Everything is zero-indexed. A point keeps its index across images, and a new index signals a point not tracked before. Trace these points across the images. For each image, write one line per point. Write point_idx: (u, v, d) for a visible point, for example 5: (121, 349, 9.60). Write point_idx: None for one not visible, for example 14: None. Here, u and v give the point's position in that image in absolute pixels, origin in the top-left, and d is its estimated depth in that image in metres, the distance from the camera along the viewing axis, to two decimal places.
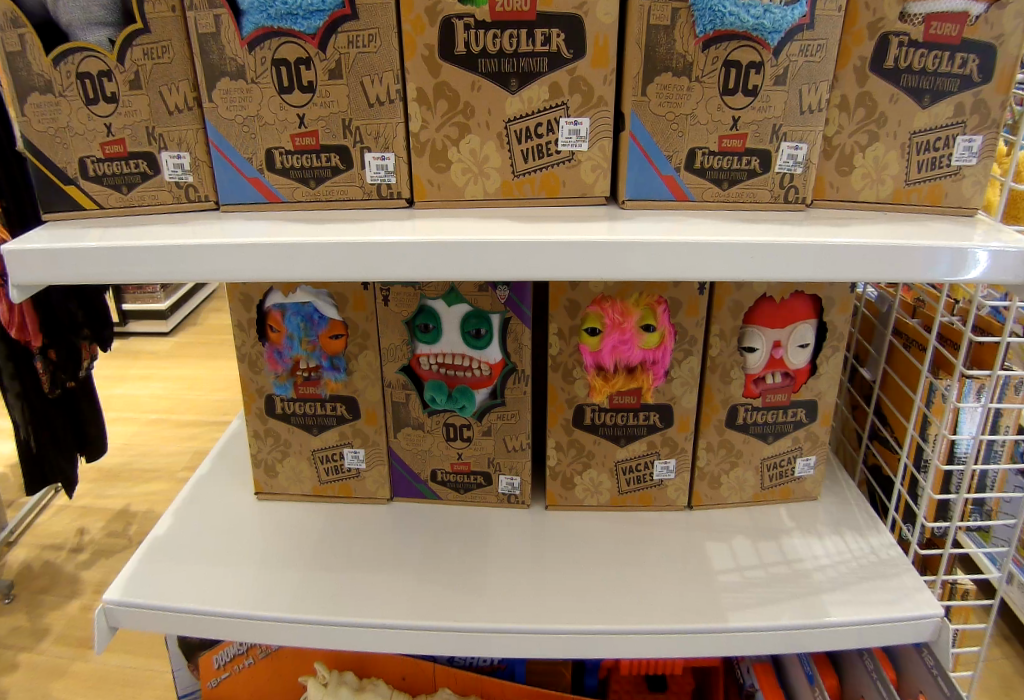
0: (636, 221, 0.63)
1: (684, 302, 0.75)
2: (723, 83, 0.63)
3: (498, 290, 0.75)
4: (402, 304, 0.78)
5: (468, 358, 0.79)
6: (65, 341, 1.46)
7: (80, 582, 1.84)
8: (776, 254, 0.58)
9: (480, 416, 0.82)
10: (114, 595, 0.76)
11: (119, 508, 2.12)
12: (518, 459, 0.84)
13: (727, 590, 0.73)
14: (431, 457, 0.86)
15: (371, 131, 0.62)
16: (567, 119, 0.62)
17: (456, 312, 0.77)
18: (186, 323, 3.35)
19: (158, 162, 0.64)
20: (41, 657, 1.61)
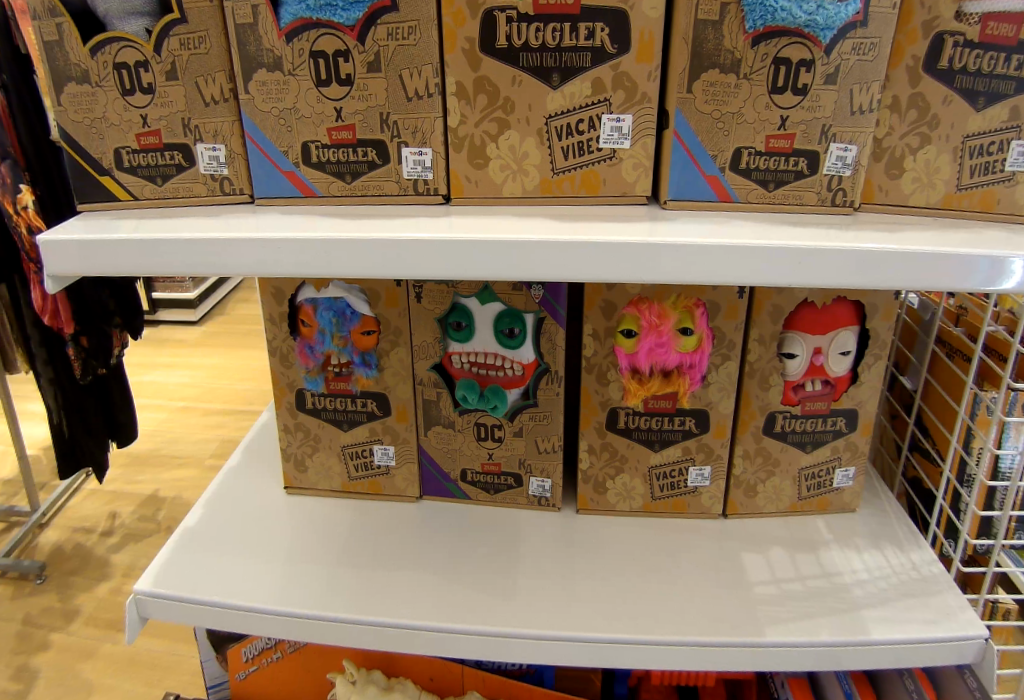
0: (679, 222, 0.61)
1: (724, 305, 0.73)
2: (773, 81, 0.61)
3: (533, 290, 0.73)
4: (437, 300, 0.77)
5: (501, 357, 0.78)
6: (96, 329, 1.48)
7: (110, 565, 1.87)
8: (829, 259, 0.55)
9: (512, 416, 0.81)
10: (145, 585, 0.76)
11: (148, 494, 2.14)
12: (549, 462, 0.83)
13: (764, 603, 0.72)
14: (460, 457, 0.85)
15: (408, 126, 0.60)
16: (609, 116, 0.60)
17: (490, 311, 0.76)
18: (215, 312, 3.36)
19: (193, 154, 0.64)
20: (71, 637, 1.64)
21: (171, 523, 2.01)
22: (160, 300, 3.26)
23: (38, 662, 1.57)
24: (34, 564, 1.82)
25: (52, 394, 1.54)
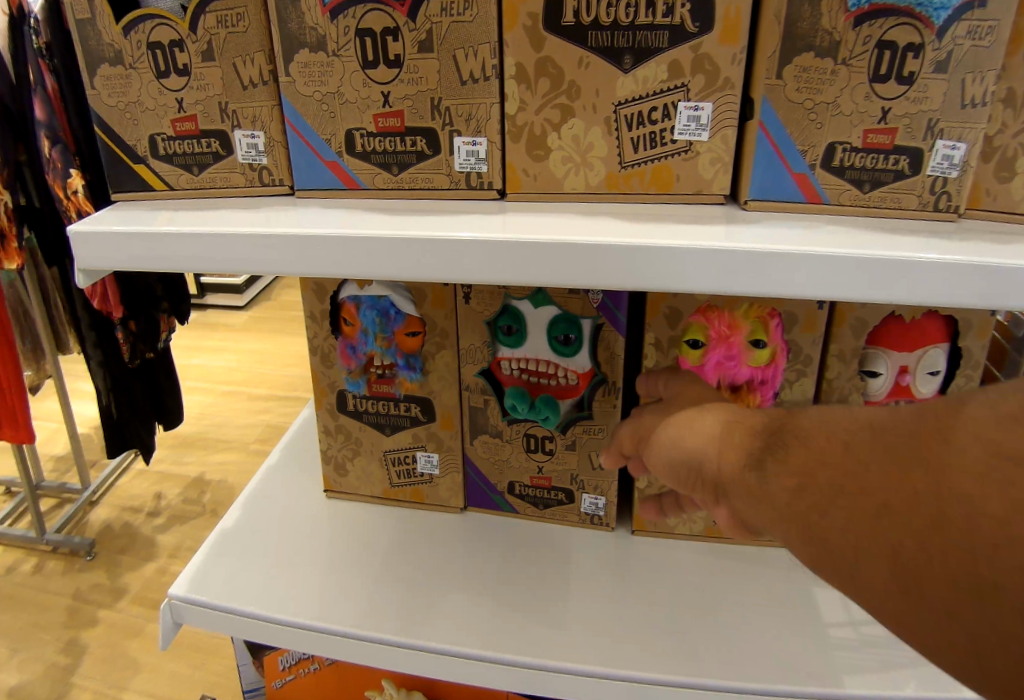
0: (760, 226, 0.54)
1: (801, 318, 0.67)
2: (875, 68, 0.53)
3: (591, 293, 0.68)
4: (485, 303, 0.72)
5: (555, 365, 0.72)
6: (145, 313, 1.45)
7: (156, 545, 1.87)
8: (944, 275, 0.48)
9: (564, 429, 0.75)
10: (180, 590, 0.73)
11: (195, 475, 2.13)
12: (602, 479, 0.77)
13: (841, 648, 0.65)
14: (506, 471, 0.80)
15: (463, 113, 0.55)
16: (686, 103, 0.53)
17: (544, 315, 0.70)
18: (261, 296, 3.36)
19: (231, 142, 0.59)
20: (119, 615, 1.65)
21: (215, 506, 2.00)
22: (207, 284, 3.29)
23: (87, 638, 1.59)
24: (84, 541, 1.83)
25: (101, 376, 1.53)
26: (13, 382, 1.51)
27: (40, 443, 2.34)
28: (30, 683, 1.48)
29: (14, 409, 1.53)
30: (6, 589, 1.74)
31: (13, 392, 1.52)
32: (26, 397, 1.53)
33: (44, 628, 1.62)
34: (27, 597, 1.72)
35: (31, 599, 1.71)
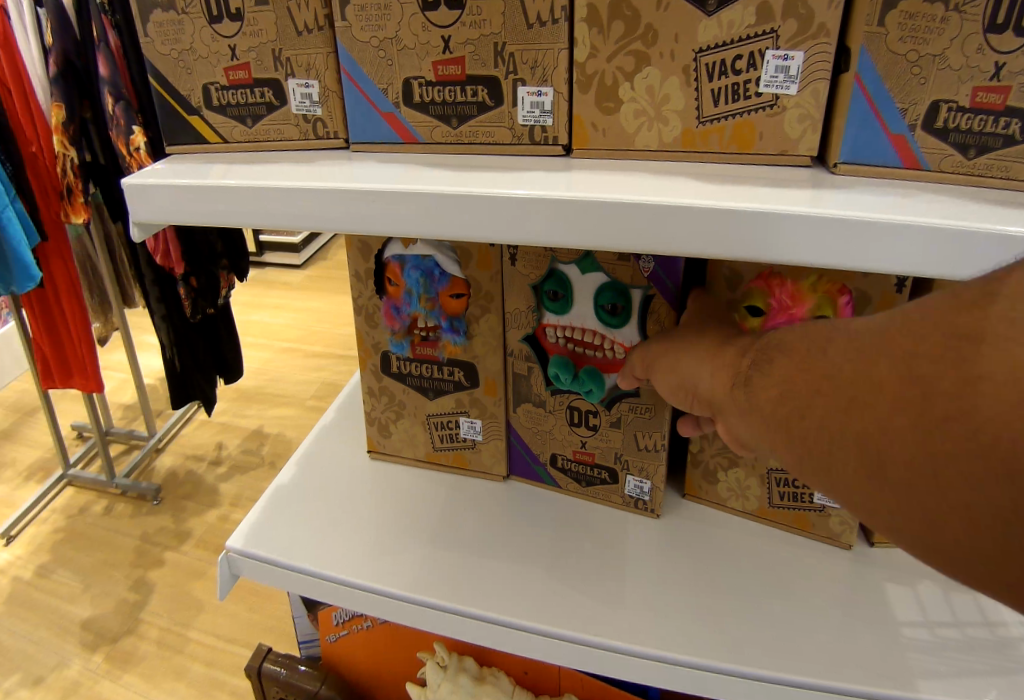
0: (849, 192, 0.49)
1: (876, 298, 0.61)
2: (990, 17, 0.46)
3: (642, 261, 0.64)
4: (532, 266, 0.68)
5: (601, 337, 0.69)
6: (205, 270, 1.65)
7: (218, 493, 1.97)
8: None
9: (610, 405, 0.72)
10: (237, 543, 0.74)
11: (253, 428, 2.22)
12: (649, 460, 0.73)
13: (915, 649, 0.62)
14: (548, 442, 0.78)
15: (528, 59, 0.51)
16: (775, 52, 0.47)
17: (592, 281, 0.67)
18: (318, 255, 3.42)
19: (285, 92, 0.57)
20: (184, 557, 1.76)
21: (273, 458, 2.09)
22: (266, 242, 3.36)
23: (154, 577, 1.70)
24: (151, 486, 1.95)
25: (164, 329, 1.71)
26: (83, 336, 1.85)
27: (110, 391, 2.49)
28: (104, 615, 1.61)
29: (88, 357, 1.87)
30: (80, 527, 1.88)
31: (83, 344, 1.87)
32: (93, 350, 1.89)
33: (117, 565, 1.75)
34: (100, 536, 1.85)
35: (104, 537, 1.84)
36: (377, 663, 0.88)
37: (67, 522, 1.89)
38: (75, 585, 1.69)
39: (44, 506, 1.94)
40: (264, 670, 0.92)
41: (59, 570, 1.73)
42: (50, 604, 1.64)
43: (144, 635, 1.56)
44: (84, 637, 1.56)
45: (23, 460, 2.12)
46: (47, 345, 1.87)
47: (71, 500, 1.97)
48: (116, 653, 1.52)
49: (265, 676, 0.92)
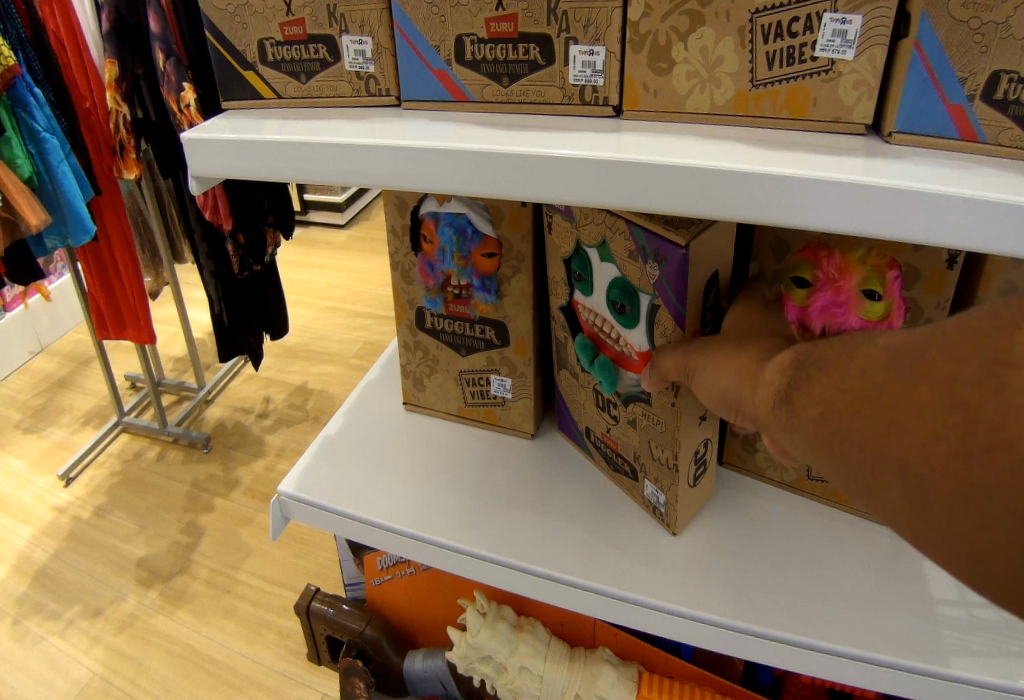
0: (902, 162, 0.48)
1: (926, 275, 0.62)
2: None
3: (649, 266, 0.60)
4: (562, 239, 0.69)
5: (615, 331, 0.68)
6: (253, 228, 1.82)
7: (264, 443, 2.19)
8: None
9: (626, 402, 0.70)
10: (288, 487, 0.78)
11: (299, 383, 2.42)
12: (661, 473, 0.69)
13: (949, 627, 0.62)
14: (582, 414, 0.79)
15: (581, 18, 0.52)
16: (833, 15, 0.47)
17: (607, 272, 0.65)
18: (360, 216, 3.50)
19: (338, 48, 0.59)
20: (233, 503, 1.97)
21: (317, 413, 2.28)
22: (311, 200, 3.42)
23: (204, 521, 1.92)
24: (201, 435, 2.18)
25: (214, 286, 1.89)
26: (135, 290, 2.00)
27: (164, 344, 2.72)
28: (156, 555, 1.83)
29: (140, 312, 2.04)
30: (135, 471, 2.13)
31: (135, 297, 2.01)
32: (145, 304, 2.04)
33: (168, 509, 1.98)
34: (153, 481, 2.09)
35: (157, 482, 2.08)
36: (418, 609, 0.92)
37: (123, 467, 2.15)
38: (131, 526, 1.93)
39: (102, 449, 2.21)
40: (313, 609, 0.96)
41: (115, 511, 1.98)
42: (109, 542, 1.88)
43: (194, 575, 1.77)
44: (140, 574, 1.79)
45: (84, 406, 2.41)
46: (103, 299, 2.04)
47: (127, 443, 2.25)
48: (169, 590, 1.74)
49: (314, 615, 0.96)
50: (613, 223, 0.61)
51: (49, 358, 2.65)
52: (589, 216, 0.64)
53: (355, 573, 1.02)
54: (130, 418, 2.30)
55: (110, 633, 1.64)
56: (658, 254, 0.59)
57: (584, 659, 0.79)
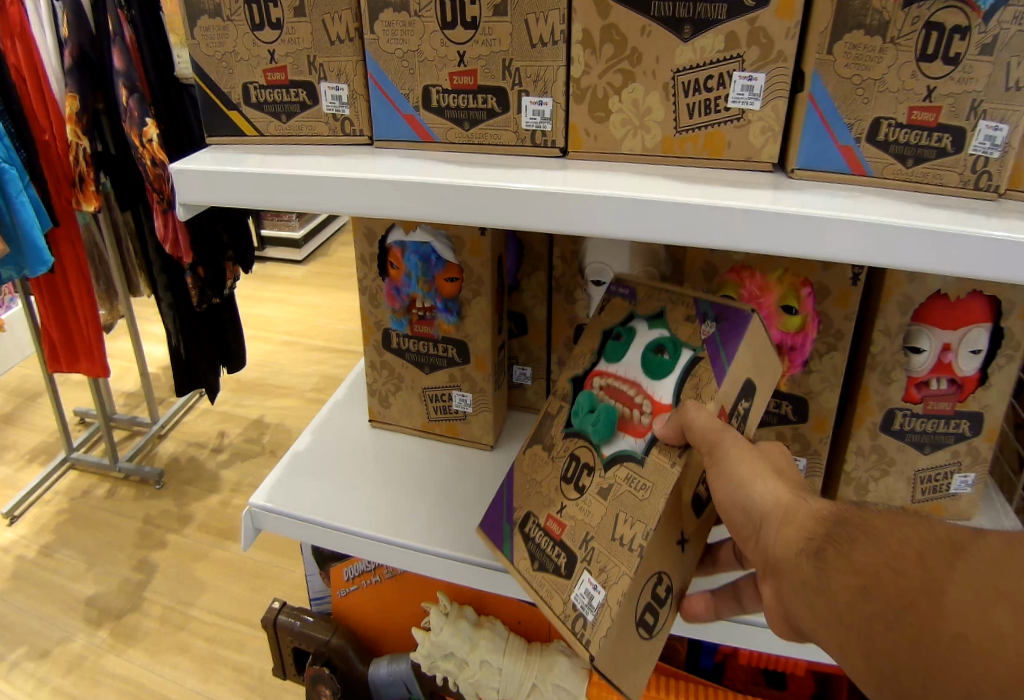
0: (802, 193, 0.57)
1: (834, 290, 0.70)
2: (921, 48, 0.55)
3: (703, 327, 0.63)
4: (605, 315, 0.73)
5: (637, 386, 0.65)
6: (211, 262, 1.84)
7: (219, 479, 2.16)
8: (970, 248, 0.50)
9: (610, 466, 0.64)
10: (260, 499, 0.82)
11: (255, 417, 2.41)
12: (614, 561, 0.60)
13: None
14: (532, 497, 0.69)
15: (531, 74, 0.60)
16: (741, 73, 0.56)
17: (653, 335, 0.65)
18: (318, 253, 3.54)
19: (317, 93, 0.66)
20: (185, 539, 1.93)
21: (274, 446, 2.27)
22: (269, 236, 3.44)
23: (156, 558, 1.88)
24: (154, 471, 2.14)
25: (172, 317, 1.90)
26: (90, 321, 1.97)
27: (115, 379, 2.67)
28: (107, 594, 1.78)
29: (93, 346, 2.01)
30: (84, 508, 2.07)
31: (90, 328, 1.98)
32: (100, 336, 2.01)
33: (118, 547, 1.92)
34: (103, 518, 2.04)
35: (107, 519, 2.03)
36: (384, 616, 0.96)
37: (70, 504, 2.09)
38: (79, 564, 1.87)
39: (49, 487, 2.15)
40: (279, 622, 0.98)
41: (62, 549, 1.92)
42: (55, 581, 1.82)
43: (145, 613, 1.73)
44: (89, 613, 1.73)
45: (28, 443, 2.34)
46: (57, 331, 2.00)
47: (76, 480, 2.19)
48: (120, 629, 1.69)
49: (281, 627, 0.97)
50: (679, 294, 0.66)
51: None
52: (652, 293, 0.68)
53: (320, 588, 1.04)
54: (79, 454, 2.24)
55: (56, 675, 1.58)
56: (719, 316, 0.62)
57: (541, 652, 0.84)
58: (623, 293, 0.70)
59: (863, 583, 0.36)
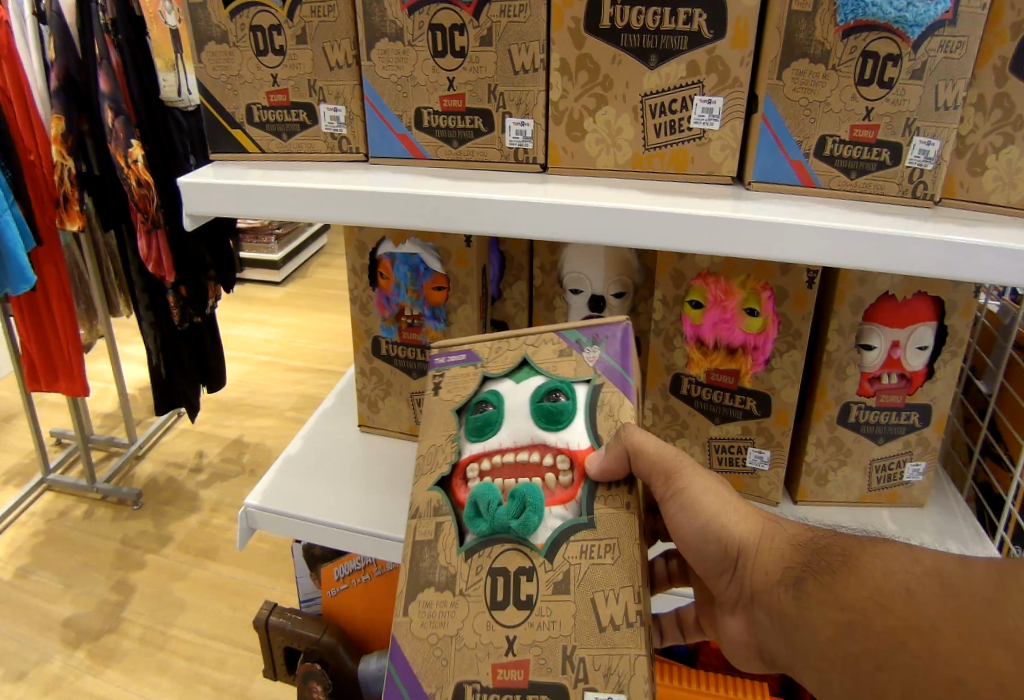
0: (759, 202, 0.64)
1: (792, 292, 0.76)
2: (859, 74, 0.62)
3: (585, 352, 0.65)
4: (458, 387, 0.67)
5: (538, 448, 0.61)
6: (195, 280, 1.87)
7: (199, 499, 2.15)
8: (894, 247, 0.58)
9: (554, 553, 0.57)
10: (255, 500, 0.85)
11: (235, 437, 2.41)
12: (616, 657, 0.54)
13: None
14: (454, 661, 0.56)
15: (514, 98, 0.66)
16: (701, 97, 0.64)
17: (526, 387, 0.64)
18: (296, 275, 3.57)
19: (317, 113, 0.73)
20: (165, 559, 1.92)
21: (254, 466, 2.27)
22: (247, 259, 3.45)
23: (135, 578, 1.86)
24: (132, 491, 2.12)
25: (154, 337, 1.89)
26: (71, 341, 1.97)
27: (92, 400, 2.65)
28: (85, 615, 1.76)
29: (72, 366, 2.01)
30: (60, 529, 2.05)
31: (71, 348, 1.98)
32: (81, 355, 2.01)
33: (96, 568, 1.90)
34: (80, 540, 2.01)
35: (85, 541, 2.01)
36: (373, 615, 1.00)
37: (46, 526, 2.06)
38: (56, 586, 1.85)
39: (24, 509, 2.12)
40: (271, 623, 1.00)
41: (39, 571, 1.89)
42: (31, 603, 1.79)
43: (124, 633, 1.71)
44: (66, 634, 1.71)
45: (2, 465, 2.30)
46: (37, 351, 2.00)
47: (51, 502, 2.16)
48: (98, 649, 1.67)
49: (272, 628, 1.00)
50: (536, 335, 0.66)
51: None
52: (499, 350, 0.67)
53: (309, 591, 1.07)
54: (55, 476, 2.21)
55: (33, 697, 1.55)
56: (596, 339, 0.65)
57: None
58: (459, 360, 0.68)
59: (847, 617, 0.39)
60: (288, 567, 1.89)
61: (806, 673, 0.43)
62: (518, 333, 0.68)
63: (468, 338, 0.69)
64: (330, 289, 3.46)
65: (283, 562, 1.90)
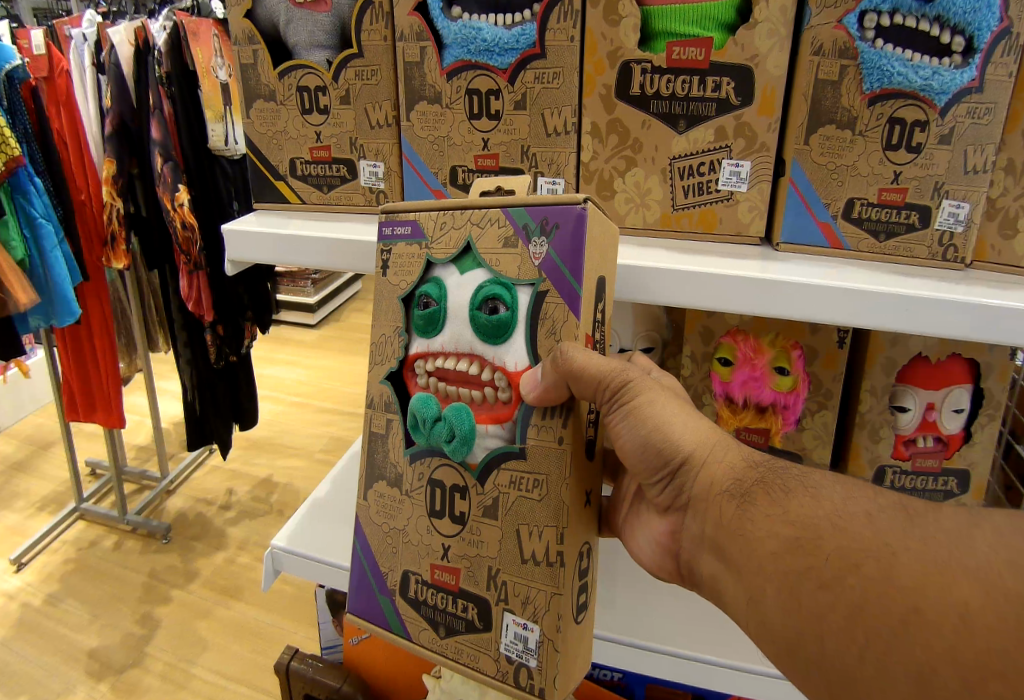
0: (789, 263, 0.66)
1: (822, 352, 0.77)
2: (886, 139, 0.63)
3: (533, 246, 0.55)
4: (403, 272, 0.62)
5: (477, 360, 0.58)
6: (232, 321, 1.91)
7: (226, 536, 2.16)
8: (922, 310, 0.58)
9: (486, 476, 0.59)
10: (281, 542, 0.85)
11: (264, 476, 2.43)
12: (532, 590, 0.58)
13: None
14: (403, 555, 0.65)
15: (546, 158, 0.69)
16: (729, 160, 0.66)
17: (470, 283, 0.58)
18: (331, 318, 3.66)
19: (356, 168, 0.77)
20: (189, 595, 1.92)
21: (281, 506, 2.28)
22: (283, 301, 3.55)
23: (161, 613, 1.86)
24: (162, 525, 2.14)
25: (189, 372, 1.96)
26: (110, 372, 2.02)
27: (128, 432, 2.72)
28: (110, 647, 1.75)
29: (110, 397, 2.06)
30: (91, 559, 2.07)
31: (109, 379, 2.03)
32: (118, 388, 2.05)
33: (122, 600, 1.91)
34: (108, 570, 2.03)
35: (111, 572, 2.02)
36: (393, 668, 0.97)
37: (76, 555, 2.08)
38: (84, 615, 1.85)
39: (56, 536, 2.15)
40: (293, 668, 1.01)
41: (67, 599, 1.91)
42: (59, 632, 1.80)
43: (147, 669, 1.69)
44: (91, 666, 1.70)
45: (38, 492, 2.35)
46: (77, 382, 2.06)
47: (83, 532, 2.19)
48: (120, 684, 1.65)
49: (293, 674, 1.00)
50: (480, 213, 0.57)
51: (7, 441, 2.60)
52: (444, 226, 0.60)
53: (332, 636, 1.06)
54: (88, 506, 2.25)
55: None
56: (545, 226, 0.54)
57: None
58: (406, 234, 0.62)
59: (796, 535, 0.45)
60: (309, 610, 1.87)
61: (738, 584, 0.48)
62: (466, 206, 0.58)
63: (413, 206, 0.61)
64: (362, 333, 3.52)
65: (305, 605, 1.88)
